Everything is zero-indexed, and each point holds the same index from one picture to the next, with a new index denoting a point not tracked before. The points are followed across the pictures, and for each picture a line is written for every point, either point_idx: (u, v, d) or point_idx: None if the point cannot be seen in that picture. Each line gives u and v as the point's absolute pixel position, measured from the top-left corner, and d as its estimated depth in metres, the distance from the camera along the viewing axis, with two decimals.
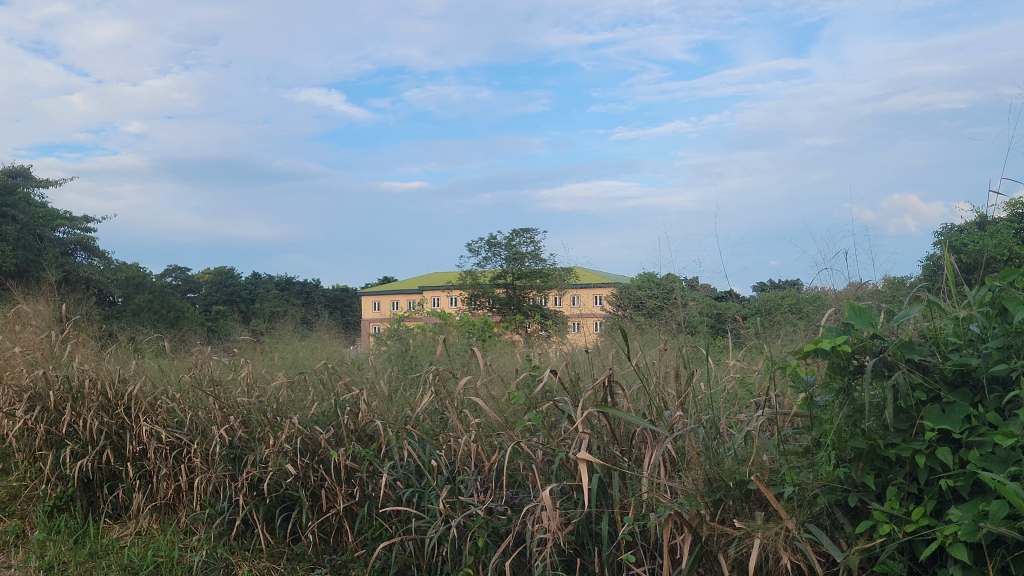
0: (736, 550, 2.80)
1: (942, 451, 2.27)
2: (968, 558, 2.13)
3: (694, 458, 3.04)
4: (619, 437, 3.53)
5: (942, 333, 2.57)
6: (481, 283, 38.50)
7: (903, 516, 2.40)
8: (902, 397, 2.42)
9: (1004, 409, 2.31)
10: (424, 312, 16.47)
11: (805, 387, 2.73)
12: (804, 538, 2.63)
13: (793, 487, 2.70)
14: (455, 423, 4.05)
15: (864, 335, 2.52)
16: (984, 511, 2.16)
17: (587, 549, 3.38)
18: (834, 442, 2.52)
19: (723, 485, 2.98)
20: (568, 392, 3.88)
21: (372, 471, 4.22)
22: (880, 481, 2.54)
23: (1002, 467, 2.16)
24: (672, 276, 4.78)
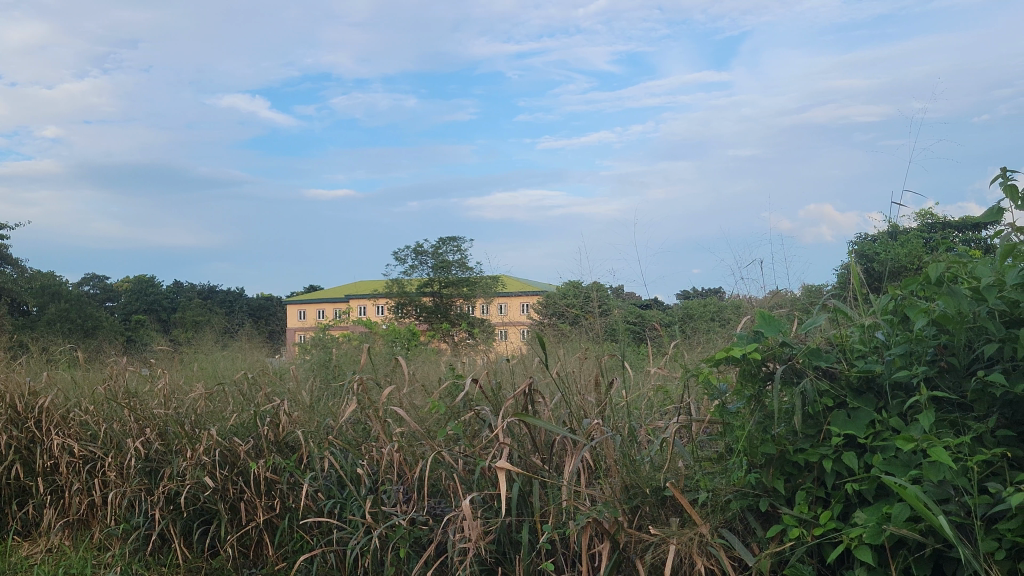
0: (653, 556, 2.83)
1: (847, 455, 2.32)
2: (872, 560, 2.18)
3: (612, 466, 3.07)
4: (540, 445, 3.55)
5: (848, 341, 2.65)
6: (407, 292, 38.32)
7: (811, 519, 2.45)
8: (810, 403, 2.48)
9: (907, 415, 2.38)
10: (350, 321, 16.36)
11: (718, 394, 2.79)
12: (718, 543, 2.67)
13: (707, 492, 2.75)
14: (377, 432, 4.01)
15: (774, 342, 2.58)
16: (887, 513, 2.21)
17: (508, 558, 3.38)
18: (746, 447, 2.59)
19: (639, 492, 3.04)
20: (489, 401, 3.88)
21: (293, 483, 4.17)
22: (789, 486, 2.59)
23: (904, 470, 2.22)
24: (596, 285, 4.82)
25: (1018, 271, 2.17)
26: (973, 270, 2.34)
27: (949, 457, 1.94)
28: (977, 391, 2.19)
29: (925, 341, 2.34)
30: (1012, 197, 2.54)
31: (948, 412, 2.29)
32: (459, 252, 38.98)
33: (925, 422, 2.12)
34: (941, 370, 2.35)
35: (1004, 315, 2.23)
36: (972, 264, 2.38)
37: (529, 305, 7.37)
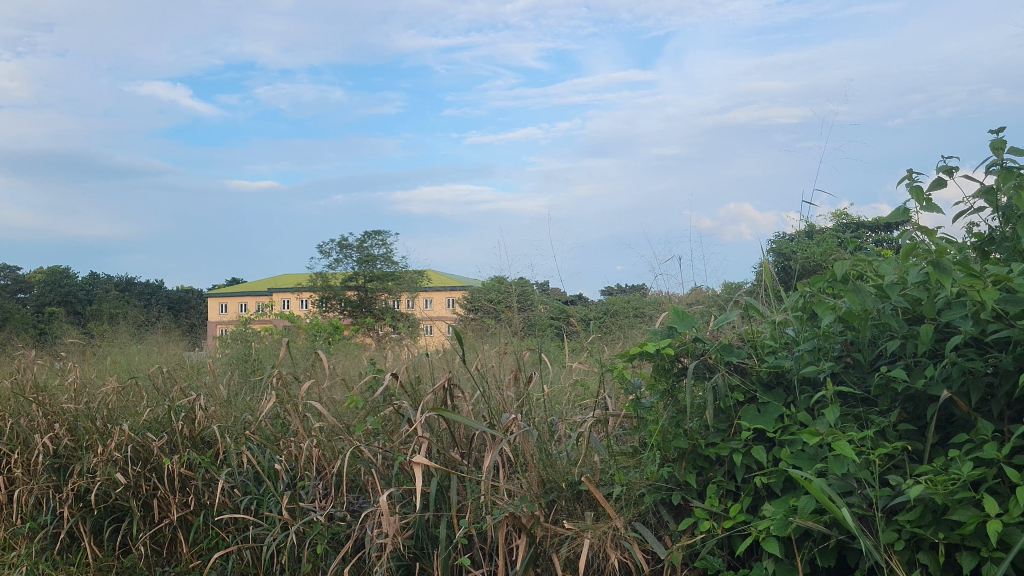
0: (568, 550, 2.85)
1: (756, 449, 2.36)
2: (779, 552, 2.23)
3: (528, 461, 3.08)
4: (459, 440, 3.53)
5: (759, 337, 2.70)
6: (331, 286, 37.91)
7: (721, 512, 2.49)
8: (722, 398, 2.52)
9: (813, 409, 2.43)
10: (272, 315, 16.12)
11: (633, 389, 2.81)
12: (631, 537, 2.69)
13: (621, 486, 2.78)
14: (296, 427, 3.94)
15: (687, 338, 2.60)
16: (794, 506, 2.26)
17: (426, 554, 3.35)
18: (659, 441, 2.63)
19: (555, 487, 3.05)
20: (408, 395, 3.84)
21: (209, 479, 4.09)
22: (701, 479, 2.63)
23: (811, 464, 2.25)
24: (522, 279, 4.82)
25: (919, 270, 2.23)
26: (878, 268, 2.40)
27: (852, 451, 1.99)
28: (881, 386, 2.25)
29: (832, 338, 2.40)
30: (917, 198, 2.61)
31: (853, 406, 2.34)
32: (385, 246, 38.71)
33: (831, 416, 2.16)
34: (847, 366, 2.40)
35: (906, 312, 2.28)
36: (877, 262, 2.44)
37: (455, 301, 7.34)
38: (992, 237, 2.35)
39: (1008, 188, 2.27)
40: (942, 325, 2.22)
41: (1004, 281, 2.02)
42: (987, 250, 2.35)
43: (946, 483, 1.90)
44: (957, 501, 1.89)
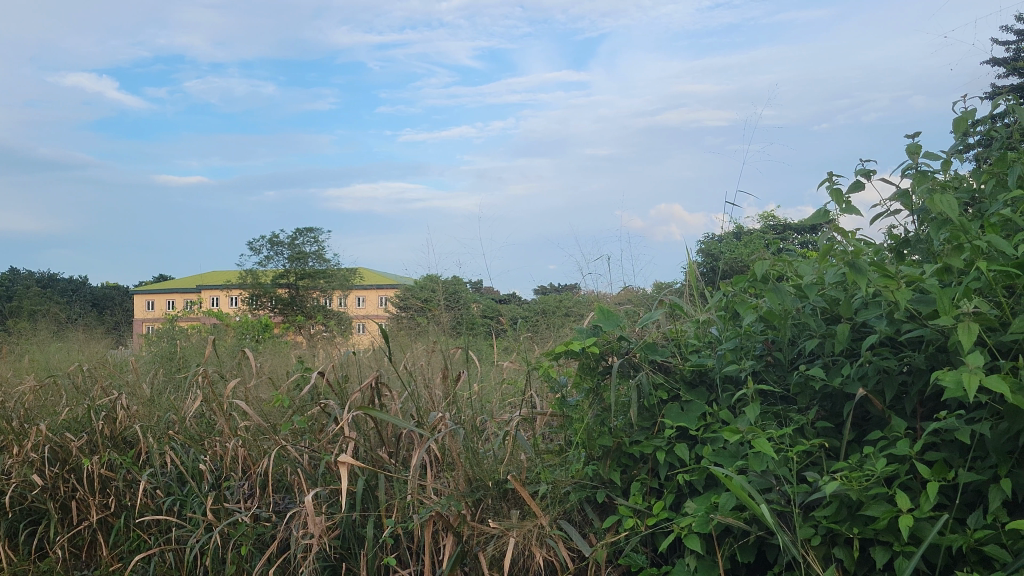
0: (494, 548, 2.84)
1: (679, 447, 2.39)
2: (700, 549, 2.25)
3: (455, 459, 3.06)
4: (386, 439, 3.50)
5: (683, 335, 2.73)
6: (260, 283, 37.36)
7: (645, 509, 2.51)
8: (646, 396, 2.55)
9: (735, 407, 2.46)
10: (200, 312, 15.82)
11: (559, 388, 2.82)
12: (557, 535, 2.70)
13: (546, 485, 2.80)
14: (221, 426, 3.87)
15: (612, 336, 2.62)
16: (715, 503, 2.29)
17: (352, 555, 3.31)
18: (584, 439, 2.65)
19: (482, 485, 3.04)
20: (335, 393, 3.79)
21: (130, 480, 3.99)
22: (625, 477, 2.65)
23: (732, 461, 2.28)
24: (455, 277, 4.79)
25: (837, 270, 2.28)
26: (798, 269, 2.44)
27: (771, 449, 2.01)
28: (800, 384, 2.29)
29: (753, 337, 2.44)
30: (837, 200, 2.66)
31: (772, 404, 2.38)
32: (316, 243, 38.28)
33: (751, 414, 2.19)
34: (768, 365, 2.44)
35: (825, 311, 2.33)
36: (797, 262, 2.49)
37: (388, 299, 7.28)
38: (908, 238, 2.41)
39: (922, 191, 2.33)
40: (858, 324, 2.26)
41: (917, 282, 2.07)
42: (903, 251, 2.40)
43: (861, 479, 1.94)
44: (871, 497, 1.93)
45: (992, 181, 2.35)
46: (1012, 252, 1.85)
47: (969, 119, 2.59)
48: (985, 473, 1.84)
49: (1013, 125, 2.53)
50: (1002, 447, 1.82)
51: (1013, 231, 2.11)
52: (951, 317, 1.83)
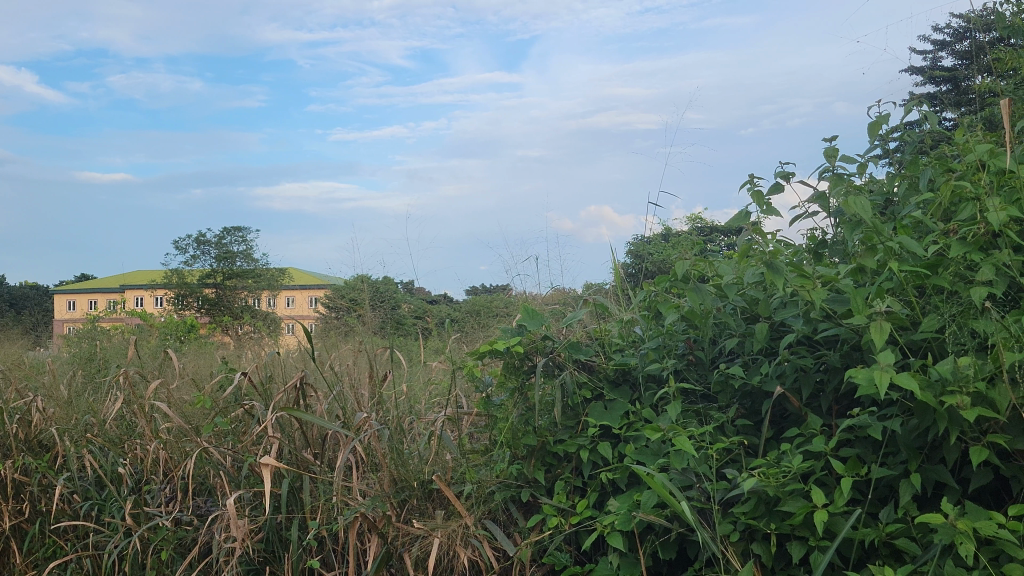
0: (420, 549, 2.82)
1: (602, 445, 2.41)
2: (623, 546, 2.26)
3: (380, 460, 3.04)
4: (311, 440, 3.45)
5: (607, 335, 2.75)
6: (186, 283, 36.65)
7: (569, 508, 2.52)
8: (570, 395, 2.56)
9: (657, 405, 2.49)
10: (124, 312, 15.46)
11: (483, 387, 2.81)
12: (481, 535, 2.70)
13: (471, 484, 2.78)
14: (142, 429, 3.78)
15: (537, 335, 2.63)
16: (637, 500, 2.30)
17: (276, 558, 3.26)
18: (509, 439, 2.65)
19: (407, 486, 3.02)
20: (260, 394, 3.72)
21: (45, 485, 3.87)
22: (549, 476, 2.66)
23: (654, 459, 2.30)
24: (383, 277, 4.74)
25: (755, 271, 2.32)
26: (718, 269, 2.48)
27: (692, 446, 2.04)
28: (720, 382, 2.32)
29: (675, 336, 2.47)
30: (758, 202, 2.71)
31: (694, 402, 2.41)
32: (244, 243, 37.69)
33: (672, 412, 2.22)
34: (689, 364, 2.47)
35: (744, 311, 2.37)
36: (717, 263, 2.52)
37: (318, 300, 7.20)
38: (825, 240, 2.46)
39: (839, 194, 2.38)
40: (776, 323, 2.31)
41: (832, 282, 2.11)
42: (821, 253, 2.46)
43: (778, 475, 1.98)
44: (788, 493, 1.97)
45: (905, 184, 2.42)
46: (922, 253, 1.90)
47: (884, 124, 2.66)
48: (896, 468, 1.88)
49: (926, 130, 2.61)
50: (912, 443, 1.86)
51: (924, 233, 2.17)
52: (864, 316, 1.87)
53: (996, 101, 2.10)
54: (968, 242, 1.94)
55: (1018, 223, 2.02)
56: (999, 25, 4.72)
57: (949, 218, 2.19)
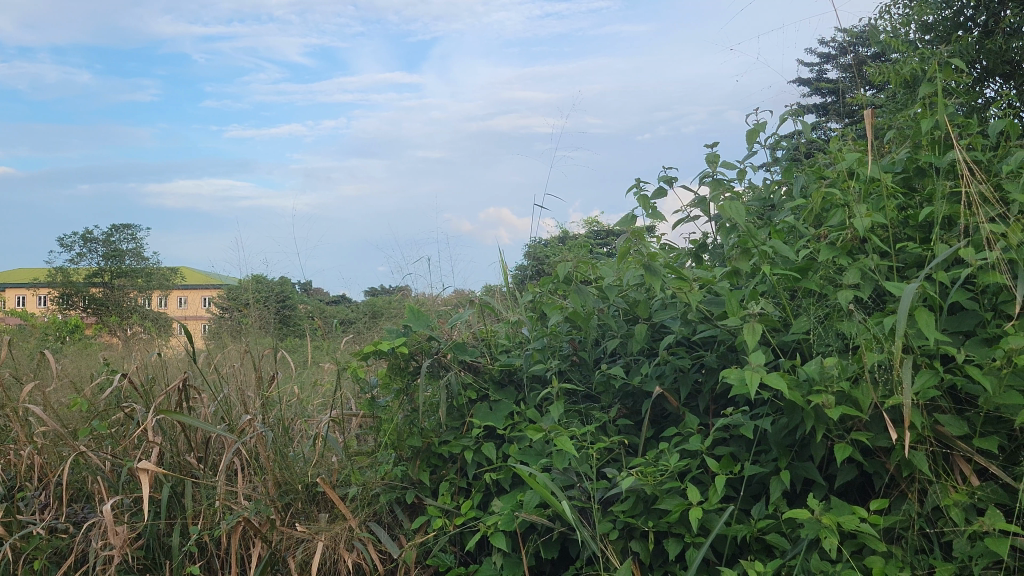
0: (304, 552, 2.77)
1: (486, 446, 2.42)
2: (506, 546, 2.27)
3: (265, 463, 2.97)
4: (194, 444, 3.34)
5: (493, 336, 2.76)
6: (69, 282, 35.27)
7: (453, 509, 2.51)
8: (455, 396, 2.56)
9: (541, 406, 2.51)
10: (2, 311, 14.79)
11: (368, 388, 2.79)
12: (366, 537, 2.66)
13: (356, 487, 2.75)
14: (15, 433, 3.60)
15: (422, 336, 2.61)
16: (520, 500, 2.32)
17: (156, 566, 3.15)
18: (393, 440, 2.63)
19: (291, 489, 2.97)
20: (141, 397, 3.59)
21: None
22: (434, 477, 2.66)
23: (537, 459, 2.32)
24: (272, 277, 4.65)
25: (636, 273, 2.36)
26: (601, 271, 2.52)
27: (572, 446, 2.06)
28: (602, 383, 2.36)
29: (559, 336, 2.49)
30: (644, 206, 2.76)
31: (576, 402, 2.43)
32: (131, 241, 36.49)
33: (555, 412, 2.24)
34: (573, 364, 2.50)
35: (626, 313, 2.41)
36: (601, 265, 2.56)
37: (211, 300, 7.03)
38: (705, 244, 2.52)
39: (718, 199, 2.45)
40: (657, 325, 2.35)
41: (709, 284, 2.17)
42: (701, 256, 2.52)
43: (656, 474, 2.01)
44: (666, 491, 2.01)
45: (781, 190, 2.50)
46: (793, 257, 1.97)
47: (761, 131, 2.75)
48: (768, 465, 1.94)
49: (802, 139, 2.70)
50: (782, 441, 1.92)
51: (797, 237, 2.25)
52: (738, 317, 1.93)
53: (864, 113, 2.18)
54: (837, 246, 2.01)
55: (882, 229, 2.11)
56: (874, 41, 4.93)
57: (820, 223, 2.27)
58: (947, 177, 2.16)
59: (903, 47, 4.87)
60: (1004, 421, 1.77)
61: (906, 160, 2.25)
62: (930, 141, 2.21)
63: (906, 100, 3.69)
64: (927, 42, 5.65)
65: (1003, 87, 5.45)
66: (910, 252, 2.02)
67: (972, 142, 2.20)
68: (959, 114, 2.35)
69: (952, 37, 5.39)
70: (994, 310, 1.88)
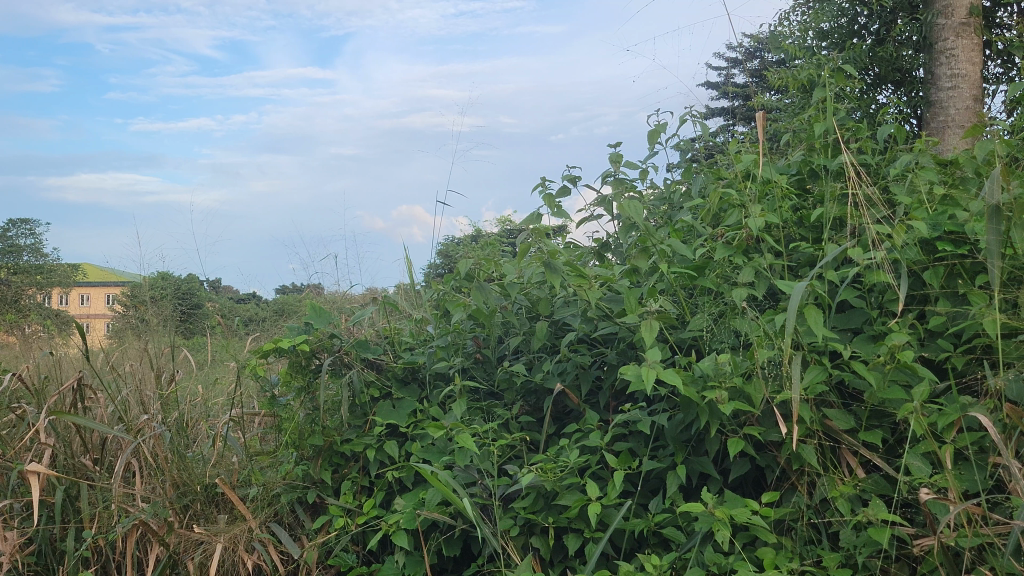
0: (203, 555, 2.70)
1: (389, 444, 2.40)
2: (408, 545, 2.25)
3: (163, 464, 2.89)
4: (89, 445, 3.22)
5: (397, 335, 2.75)
6: None
7: (355, 508, 2.49)
8: (358, 394, 2.54)
9: (444, 404, 2.51)
10: None
11: (269, 387, 2.74)
12: (267, 537, 2.61)
13: (257, 487, 2.70)
14: None
15: (324, 334, 2.58)
16: (423, 498, 2.31)
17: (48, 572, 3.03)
18: (294, 439, 2.59)
19: (190, 490, 2.89)
20: (32, 397, 3.45)
21: None
22: (336, 476, 2.63)
23: (439, 457, 2.31)
24: (173, 274, 4.53)
25: (537, 271, 2.38)
26: (503, 269, 2.53)
27: (473, 443, 2.05)
28: (505, 380, 2.37)
29: (462, 334, 2.49)
30: (549, 205, 2.78)
31: (479, 400, 2.44)
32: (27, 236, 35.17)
33: (457, 410, 2.23)
34: (477, 362, 2.51)
35: (528, 310, 2.42)
36: (504, 263, 2.58)
37: (112, 298, 6.83)
38: (608, 243, 2.55)
39: (620, 199, 2.48)
40: (559, 322, 2.38)
41: (608, 282, 2.20)
42: (604, 254, 2.55)
43: (556, 470, 2.02)
44: (565, 487, 2.02)
45: (681, 191, 2.55)
46: (689, 256, 2.01)
47: (662, 133, 2.80)
48: (664, 460, 1.97)
49: (701, 141, 2.76)
50: (679, 437, 1.96)
51: (695, 237, 2.30)
52: (636, 315, 1.95)
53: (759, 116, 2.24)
54: (732, 246, 2.06)
55: (776, 230, 2.16)
56: (774, 46, 5.06)
57: (717, 222, 2.32)
58: (837, 179, 2.23)
59: (800, 53, 5.01)
60: (888, 414, 1.84)
61: (799, 162, 2.32)
62: (822, 144, 2.28)
63: (802, 105, 3.80)
64: (824, 48, 5.83)
65: (894, 93, 5.66)
66: (803, 252, 2.08)
67: (861, 146, 2.28)
68: (850, 118, 2.43)
69: (847, 44, 5.57)
70: (880, 308, 1.95)
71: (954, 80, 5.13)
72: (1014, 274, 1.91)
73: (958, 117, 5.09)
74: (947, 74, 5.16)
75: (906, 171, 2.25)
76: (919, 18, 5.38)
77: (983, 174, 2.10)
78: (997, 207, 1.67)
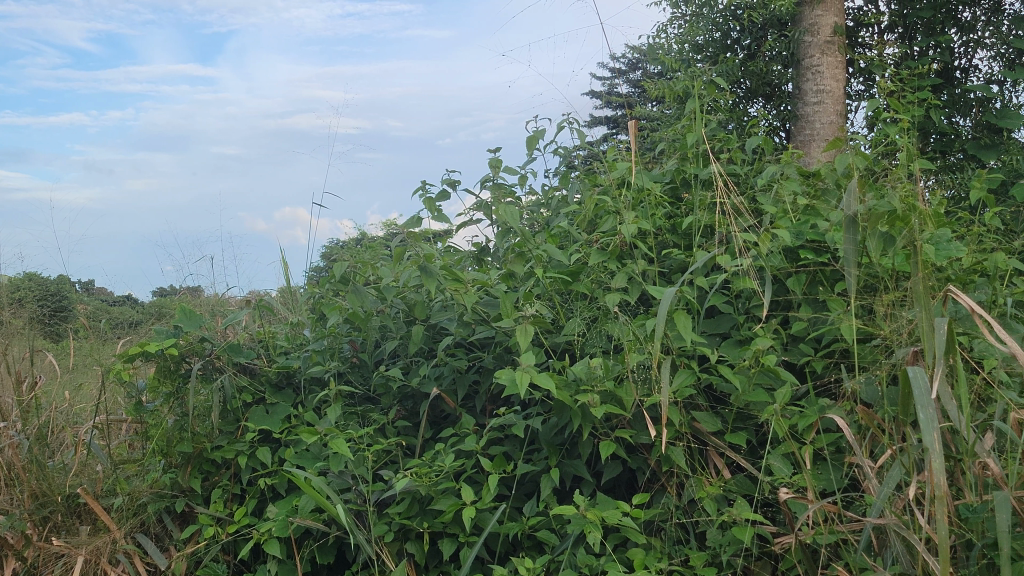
0: (63, 568, 2.57)
1: (262, 450, 2.35)
2: (280, 553, 2.20)
3: (20, 474, 2.73)
4: None
5: (272, 339, 2.70)
6: None
7: (225, 516, 2.43)
8: (229, 399, 2.48)
9: (319, 408, 2.47)
10: None
11: (136, 393, 2.65)
12: (132, 548, 2.51)
13: (122, 496, 2.59)
14: None
15: (194, 337, 2.50)
16: (296, 506, 2.26)
17: None
18: (162, 446, 2.50)
19: (50, 501, 2.73)
20: None
21: None
22: (206, 484, 2.56)
23: (314, 462, 2.27)
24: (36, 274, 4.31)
25: (415, 275, 2.37)
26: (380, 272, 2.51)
27: (348, 449, 2.03)
28: (382, 384, 2.35)
29: (338, 338, 2.46)
30: (428, 208, 2.77)
31: (355, 404, 2.41)
32: None
33: (332, 415, 2.20)
34: (353, 366, 2.48)
35: (405, 313, 2.41)
36: (381, 267, 2.56)
37: None
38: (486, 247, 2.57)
39: (498, 203, 2.50)
40: (435, 326, 2.38)
41: (485, 286, 2.21)
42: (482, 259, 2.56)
43: (431, 474, 2.02)
44: (441, 491, 2.02)
45: (558, 196, 2.58)
46: (564, 261, 2.04)
47: (541, 139, 2.83)
48: (539, 464, 1.99)
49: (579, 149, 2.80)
50: (553, 440, 1.99)
51: (571, 242, 2.33)
52: (511, 319, 1.97)
53: (631, 127, 2.30)
54: (606, 252, 2.10)
55: (649, 236, 2.21)
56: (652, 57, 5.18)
57: (593, 228, 2.36)
58: (706, 188, 2.30)
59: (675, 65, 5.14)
60: (751, 417, 1.91)
61: (672, 171, 2.38)
62: (693, 154, 2.35)
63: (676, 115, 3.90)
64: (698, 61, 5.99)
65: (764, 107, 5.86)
66: (674, 259, 2.13)
67: (729, 156, 2.36)
68: (720, 130, 2.51)
69: (720, 59, 5.74)
70: (747, 313, 2.02)
71: (820, 96, 5.34)
72: (868, 281, 2.00)
73: (823, 131, 5.30)
74: (813, 89, 5.37)
75: (772, 181, 2.33)
76: (787, 35, 5.58)
77: (842, 186, 2.20)
78: (854, 217, 1.74)
